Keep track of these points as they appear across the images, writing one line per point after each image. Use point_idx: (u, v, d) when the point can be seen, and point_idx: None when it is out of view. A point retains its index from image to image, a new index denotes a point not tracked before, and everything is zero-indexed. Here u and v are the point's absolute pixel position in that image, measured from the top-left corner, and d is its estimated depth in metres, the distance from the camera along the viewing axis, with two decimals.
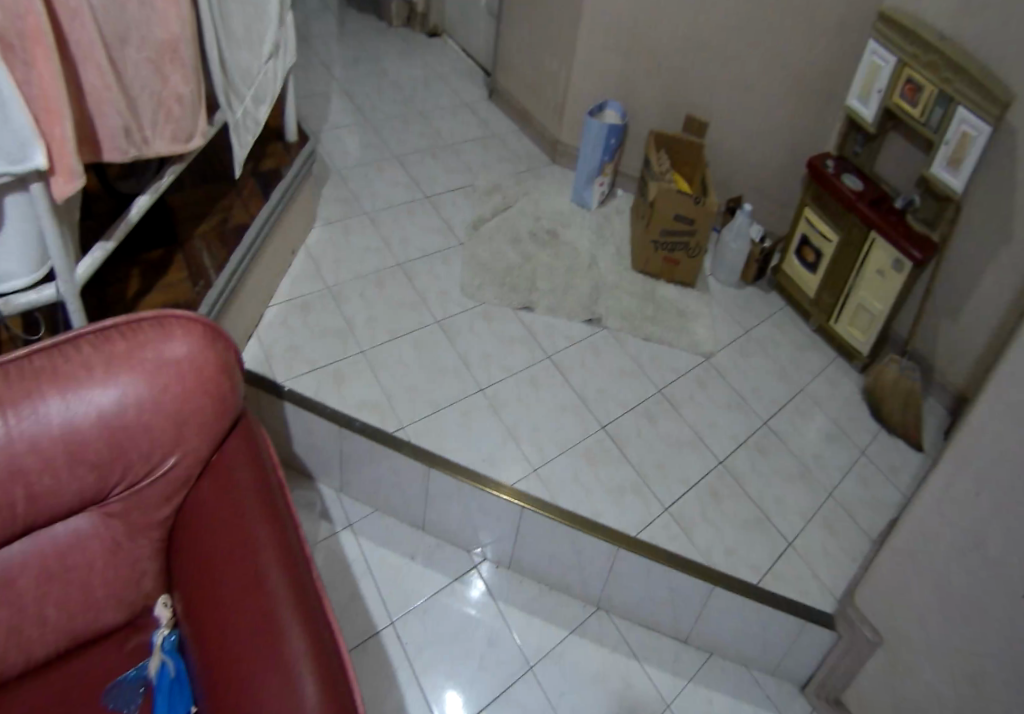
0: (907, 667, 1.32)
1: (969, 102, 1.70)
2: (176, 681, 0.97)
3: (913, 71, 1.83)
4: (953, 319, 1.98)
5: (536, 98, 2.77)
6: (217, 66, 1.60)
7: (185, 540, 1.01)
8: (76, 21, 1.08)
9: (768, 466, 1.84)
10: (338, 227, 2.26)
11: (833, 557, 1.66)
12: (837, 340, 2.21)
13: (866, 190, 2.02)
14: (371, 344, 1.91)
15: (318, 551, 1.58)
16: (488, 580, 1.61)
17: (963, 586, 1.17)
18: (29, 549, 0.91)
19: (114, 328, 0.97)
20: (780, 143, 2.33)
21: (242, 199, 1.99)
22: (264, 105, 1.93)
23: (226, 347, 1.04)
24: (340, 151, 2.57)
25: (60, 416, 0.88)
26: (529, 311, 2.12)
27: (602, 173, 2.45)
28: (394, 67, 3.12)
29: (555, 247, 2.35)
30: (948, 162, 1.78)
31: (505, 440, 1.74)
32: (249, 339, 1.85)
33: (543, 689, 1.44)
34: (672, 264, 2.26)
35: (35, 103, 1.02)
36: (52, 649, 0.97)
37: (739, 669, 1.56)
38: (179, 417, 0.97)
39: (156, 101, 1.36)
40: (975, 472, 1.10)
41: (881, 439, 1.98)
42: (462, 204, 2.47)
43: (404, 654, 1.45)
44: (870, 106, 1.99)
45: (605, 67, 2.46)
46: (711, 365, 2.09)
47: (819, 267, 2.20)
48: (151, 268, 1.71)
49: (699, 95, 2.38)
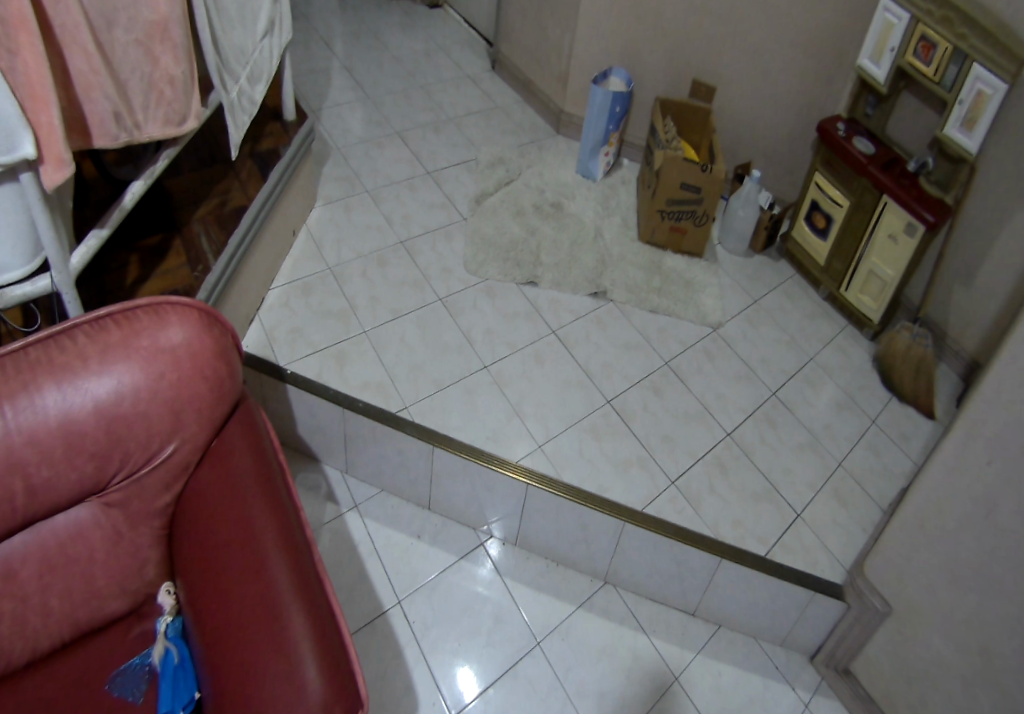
0: (917, 637, 1.32)
1: (985, 59, 1.64)
2: (180, 667, 0.99)
3: (928, 29, 1.75)
4: (967, 284, 1.94)
5: (539, 67, 2.70)
6: (209, 44, 1.56)
7: (186, 527, 1.01)
8: (60, 4, 1.06)
9: (777, 437, 1.82)
10: (338, 205, 2.23)
11: (843, 528, 1.65)
12: (848, 308, 2.17)
13: (878, 153, 1.96)
14: (374, 324, 1.89)
15: (324, 533, 1.59)
16: (496, 557, 1.62)
17: (975, 557, 1.15)
18: (30, 541, 0.92)
19: (109, 317, 0.96)
20: (789, 107, 2.26)
21: (240, 180, 1.96)
22: (260, 83, 1.89)
23: (223, 333, 1.03)
24: (340, 128, 2.53)
25: (57, 407, 0.88)
26: (534, 285, 2.10)
27: (607, 143, 2.41)
28: (394, 40, 3.05)
29: (559, 220, 2.31)
30: (963, 123, 1.72)
31: (510, 417, 1.74)
32: (251, 322, 1.85)
33: (551, 664, 1.45)
34: (678, 233, 2.22)
35: (21, 90, 1.00)
36: (57, 639, 0.98)
37: (747, 641, 1.56)
38: (176, 404, 0.97)
39: (147, 84, 1.33)
40: (987, 443, 1.08)
41: (892, 408, 1.95)
42: (464, 178, 2.42)
43: (412, 633, 1.46)
44: (883, 66, 1.91)
45: (610, 33, 2.38)
46: (719, 336, 2.06)
47: (830, 233, 2.14)
48: (149, 254, 1.69)
49: (705, 59, 2.31)
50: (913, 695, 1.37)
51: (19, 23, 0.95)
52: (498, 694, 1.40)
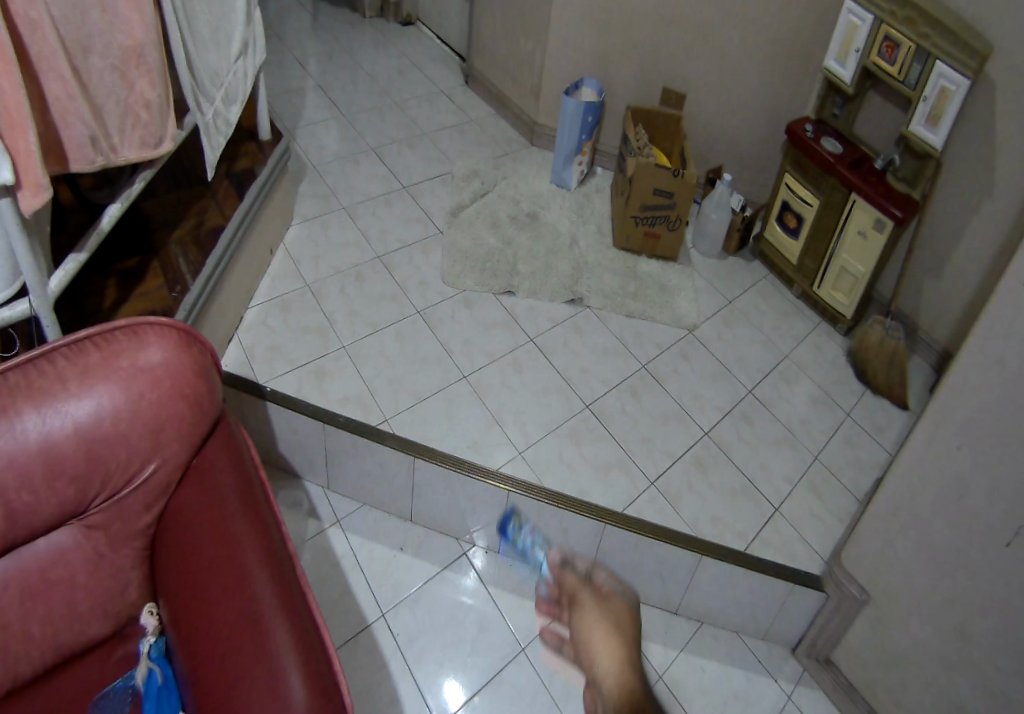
0: (894, 622, 1.34)
1: (946, 56, 1.68)
2: (164, 687, 1.00)
3: (891, 29, 1.79)
4: (935, 276, 1.98)
5: (512, 81, 2.74)
6: (184, 69, 1.58)
7: (167, 547, 1.02)
8: (37, 33, 1.08)
9: (754, 434, 1.85)
10: (315, 223, 2.26)
11: (820, 519, 1.68)
12: (821, 305, 2.21)
13: (845, 152, 2.01)
14: (352, 339, 1.91)
15: (306, 550, 1.59)
16: (479, 567, 1.63)
17: (947, 540, 1.18)
18: (11, 568, 0.92)
19: (87, 339, 0.97)
20: (757, 110, 2.31)
21: (217, 201, 1.98)
22: (234, 105, 1.91)
23: (202, 351, 1.05)
24: (316, 146, 2.55)
25: (37, 431, 0.89)
26: (511, 295, 2.12)
27: (580, 152, 2.45)
28: (368, 58, 3.09)
29: (535, 229, 2.34)
30: (928, 119, 1.77)
31: (490, 426, 1.76)
32: (230, 342, 1.86)
33: (535, 669, 1.47)
34: (652, 238, 2.26)
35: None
36: (38, 666, 0.98)
37: (729, 636, 1.58)
38: (157, 423, 0.98)
39: (123, 108, 1.35)
40: (956, 428, 1.11)
41: (866, 401, 1.99)
42: (440, 191, 2.45)
43: (396, 646, 1.47)
44: (848, 67, 1.95)
45: (580, 43, 2.43)
46: (694, 337, 2.09)
47: (801, 232, 2.19)
48: (127, 278, 1.70)
49: (674, 66, 2.35)
50: (892, 680, 1.39)
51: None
52: (484, 701, 1.41)
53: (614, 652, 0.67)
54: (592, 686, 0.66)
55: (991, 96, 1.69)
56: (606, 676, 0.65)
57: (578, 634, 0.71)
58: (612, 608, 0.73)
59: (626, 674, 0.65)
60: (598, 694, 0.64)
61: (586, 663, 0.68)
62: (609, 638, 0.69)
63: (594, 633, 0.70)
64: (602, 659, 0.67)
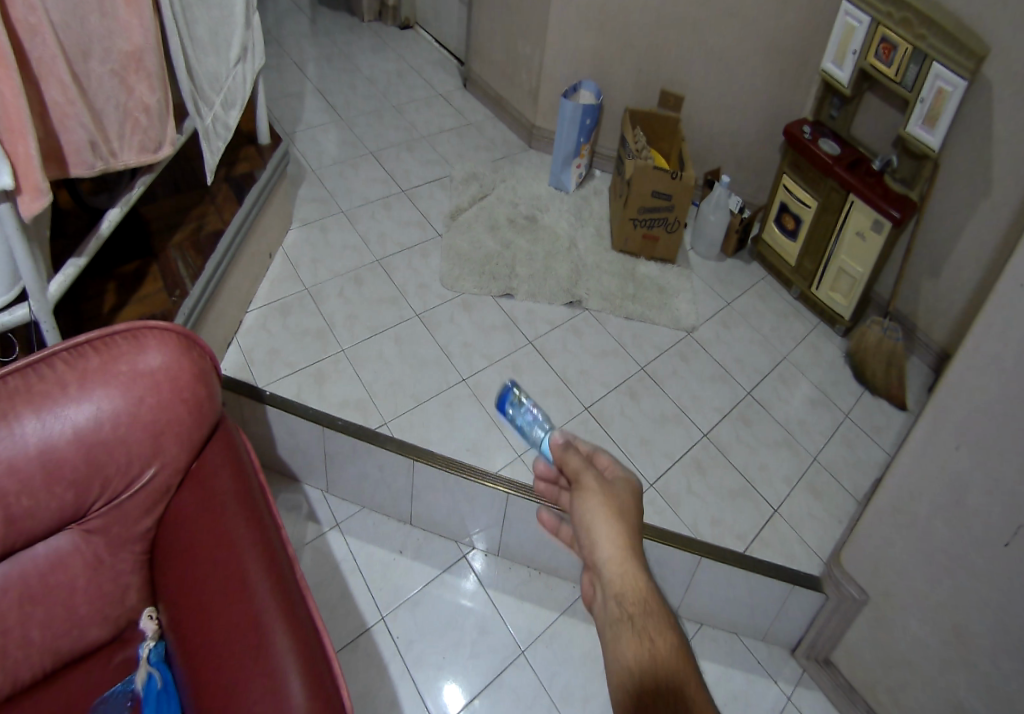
0: (893, 623, 1.35)
1: (944, 57, 1.69)
2: (164, 692, 1.00)
3: (888, 30, 1.80)
4: (933, 277, 1.99)
5: (510, 84, 2.75)
6: (183, 74, 1.59)
7: (167, 550, 1.02)
8: (36, 39, 1.08)
9: (752, 435, 1.85)
10: (314, 226, 2.26)
11: (819, 520, 1.68)
12: (819, 306, 2.22)
13: (843, 154, 2.01)
14: (352, 342, 1.92)
15: (305, 553, 1.59)
16: (478, 569, 1.63)
17: (946, 540, 1.18)
18: (10, 572, 0.92)
19: (87, 343, 0.97)
20: (755, 112, 2.32)
21: (216, 205, 1.98)
22: (234, 110, 1.91)
23: (202, 355, 1.05)
24: (315, 150, 2.56)
25: (37, 435, 0.89)
26: (510, 297, 2.13)
27: (579, 155, 2.46)
28: (367, 62, 3.10)
29: (533, 232, 2.35)
30: (925, 120, 1.77)
31: (489, 429, 1.76)
32: (229, 346, 1.86)
33: (535, 671, 1.47)
34: (651, 240, 2.26)
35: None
36: (37, 671, 0.98)
37: (728, 637, 1.58)
38: (156, 427, 0.98)
39: (122, 112, 1.36)
40: (955, 429, 1.11)
41: (864, 401, 1.99)
42: (439, 194, 2.46)
43: (395, 649, 1.47)
44: (845, 68, 1.96)
45: (578, 46, 2.43)
46: (693, 339, 2.10)
47: (799, 233, 2.19)
48: (126, 282, 1.71)
49: (671, 69, 2.36)
50: (891, 681, 1.39)
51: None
52: (484, 704, 1.41)
53: (616, 538, 0.74)
54: (597, 569, 0.75)
55: (988, 97, 1.69)
56: (608, 562, 0.74)
57: (581, 520, 0.77)
58: (614, 492, 0.79)
59: (626, 560, 0.73)
60: (602, 579, 0.73)
61: (590, 547, 0.76)
62: (611, 522, 0.75)
63: (597, 520, 0.76)
64: (604, 547, 0.74)
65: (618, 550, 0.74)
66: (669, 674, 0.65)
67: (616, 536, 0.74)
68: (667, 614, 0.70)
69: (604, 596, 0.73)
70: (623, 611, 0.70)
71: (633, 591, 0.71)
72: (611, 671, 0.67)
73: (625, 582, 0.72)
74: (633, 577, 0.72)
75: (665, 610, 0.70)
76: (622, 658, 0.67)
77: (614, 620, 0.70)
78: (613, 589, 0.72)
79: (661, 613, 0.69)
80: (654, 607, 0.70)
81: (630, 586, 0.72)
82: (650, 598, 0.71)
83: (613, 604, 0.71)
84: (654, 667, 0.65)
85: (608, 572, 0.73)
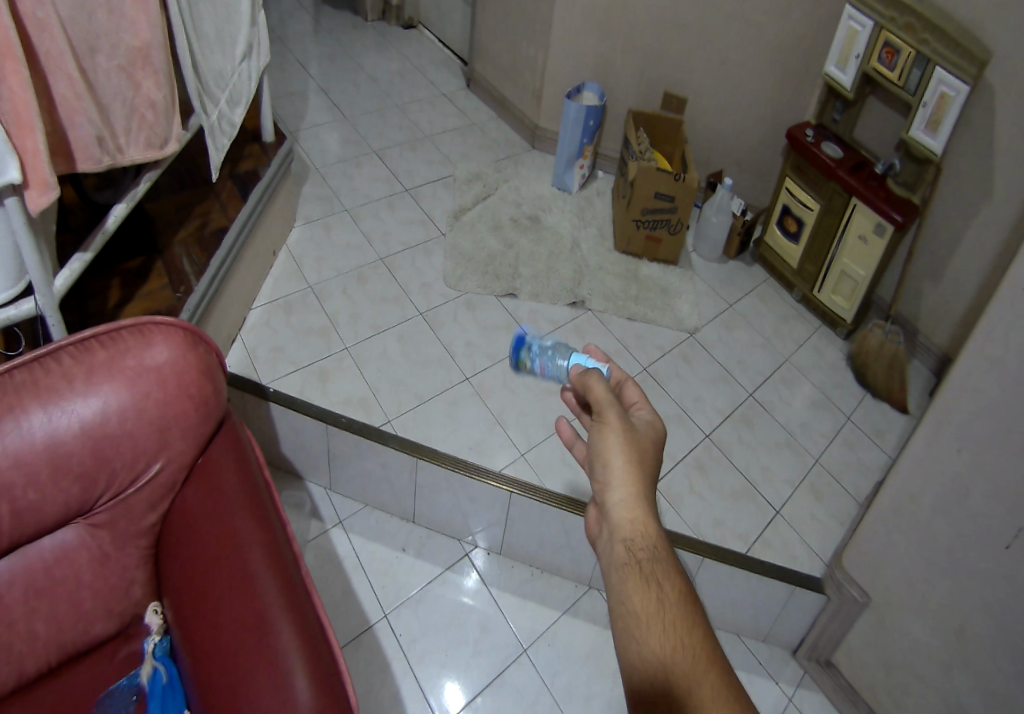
0: (895, 625, 1.35)
1: (947, 62, 1.69)
2: (169, 686, 1.00)
3: (891, 35, 1.80)
4: (935, 280, 2.00)
5: (513, 84, 2.75)
6: (189, 70, 1.59)
7: (172, 546, 1.02)
8: (45, 33, 1.08)
9: (755, 437, 1.86)
10: (318, 225, 2.26)
11: (820, 522, 1.69)
12: (821, 308, 2.23)
13: (846, 157, 2.02)
14: (355, 340, 1.92)
15: (308, 551, 1.59)
16: (481, 568, 1.63)
17: (946, 542, 1.19)
18: (15, 566, 0.92)
19: (94, 338, 0.98)
20: (757, 115, 2.33)
21: (220, 202, 1.98)
22: (239, 107, 1.92)
23: (207, 350, 1.05)
24: (319, 149, 2.56)
25: (43, 429, 0.89)
26: (513, 297, 2.13)
27: (582, 156, 2.46)
28: (371, 61, 3.10)
29: (536, 232, 2.35)
30: (928, 124, 1.78)
31: (492, 428, 1.77)
32: (233, 342, 1.86)
33: (537, 669, 1.47)
34: (654, 242, 2.26)
35: (7, 117, 1.02)
36: (42, 665, 0.98)
37: (730, 638, 1.59)
38: (162, 423, 0.99)
39: (129, 108, 1.36)
40: (955, 431, 1.11)
41: (867, 404, 2.00)
42: (442, 194, 2.46)
43: (398, 646, 1.47)
44: (848, 72, 1.96)
45: (582, 47, 2.44)
46: (695, 341, 2.10)
47: (801, 236, 2.20)
48: (131, 278, 1.71)
49: (675, 71, 2.37)
50: (892, 682, 1.39)
51: (4, 51, 0.97)
52: (486, 702, 1.41)
53: (628, 481, 0.78)
54: (605, 508, 0.78)
55: (991, 101, 1.70)
56: (618, 505, 0.77)
57: (598, 456, 0.80)
58: (632, 431, 0.81)
59: (636, 504, 0.77)
60: (611, 520, 0.77)
61: (602, 486, 0.79)
62: (627, 464, 0.78)
63: (613, 460, 0.79)
64: (617, 489, 0.78)
65: (629, 491, 0.77)
66: (675, 620, 0.68)
67: (630, 478, 0.78)
68: (673, 560, 0.73)
69: (611, 537, 0.76)
70: (632, 555, 0.73)
71: (642, 537, 0.74)
72: (615, 610, 0.71)
73: (634, 528, 0.75)
74: (643, 523, 0.75)
75: (672, 556, 0.73)
76: (628, 600, 0.70)
77: (622, 563, 0.73)
78: (622, 533, 0.75)
79: (668, 559, 0.73)
80: (662, 553, 0.73)
81: (640, 531, 0.75)
82: (658, 543, 0.74)
83: (622, 548, 0.74)
84: (660, 613, 0.68)
85: (617, 516, 0.76)
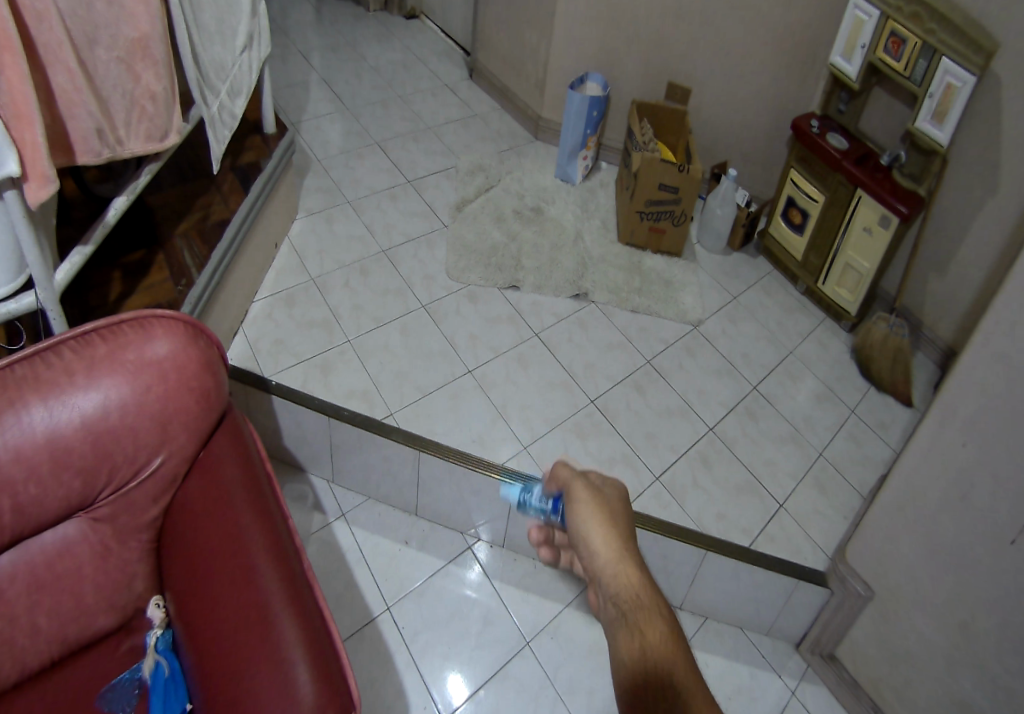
0: (897, 619, 1.35)
1: (953, 52, 1.67)
2: (171, 680, 1.01)
3: (898, 24, 1.78)
4: (940, 274, 1.98)
5: (516, 75, 2.73)
6: (190, 60, 1.57)
7: (174, 539, 1.02)
8: (43, 23, 1.07)
9: (758, 431, 1.85)
10: (320, 217, 2.25)
11: (824, 516, 1.69)
12: (825, 301, 2.21)
13: (851, 148, 1.99)
14: (357, 333, 1.91)
15: (311, 543, 1.59)
16: (484, 560, 1.63)
17: (950, 537, 1.18)
18: (17, 560, 0.92)
19: (95, 332, 0.97)
20: (762, 106, 2.31)
21: (222, 193, 1.97)
22: (240, 98, 1.90)
23: (209, 344, 1.05)
24: (320, 140, 2.55)
25: (44, 424, 0.89)
26: (516, 289, 2.12)
27: (585, 147, 2.44)
28: (372, 51, 3.08)
29: (539, 223, 2.34)
30: (933, 115, 1.75)
31: (494, 421, 1.76)
32: (235, 335, 1.86)
33: (540, 662, 1.47)
34: (657, 233, 2.25)
35: (5, 109, 1.02)
36: (44, 659, 0.98)
37: (732, 631, 1.59)
38: (164, 416, 0.98)
39: (128, 100, 1.35)
40: (960, 425, 1.10)
41: (871, 398, 1.99)
42: (445, 186, 2.45)
43: (401, 639, 1.47)
44: (854, 63, 1.94)
45: (586, 37, 2.41)
46: (699, 333, 2.09)
47: (806, 228, 2.18)
48: (132, 271, 1.70)
49: (680, 60, 2.34)
50: (897, 677, 1.39)
51: (2, 44, 0.96)
52: (488, 696, 1.41)
53: (608, 542, 0.79)
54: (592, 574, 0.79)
55: (998, 93, 1.68)
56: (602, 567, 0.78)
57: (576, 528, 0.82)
58: (603, 494, 0.84)
59: (618, 560, 0.77)
60: (598, 582, 0.78)
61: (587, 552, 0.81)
62: (602, 527, 0.80)
63: (589, 527, 0.81)
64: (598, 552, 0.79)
65: (608, 550, 0.78)
66: (659, 667, 0.67)
67: (610, 537, 0.79)
68: (659, 607, 0.73)
69: (600, 600, 0.76)
70: (616, 610, 0.73)
71: (626, 591, 0.74)
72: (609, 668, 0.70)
73: (618, 584, 0.75)
74: (624, 577, 0.76)
75: (657, 605, 0.73)
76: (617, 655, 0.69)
77: (609, 621, 0.73)
78: (606, 592, 0.76)
79: (652, 609, 0.72)
80: (648, 603, 0.73)
81: (623, 585, 0.75)
82: (642, 594, 0.74)
83: (608, 605, 0.75)
84: (644, 663, 0.67)
85: (602, 576, 0.77)
